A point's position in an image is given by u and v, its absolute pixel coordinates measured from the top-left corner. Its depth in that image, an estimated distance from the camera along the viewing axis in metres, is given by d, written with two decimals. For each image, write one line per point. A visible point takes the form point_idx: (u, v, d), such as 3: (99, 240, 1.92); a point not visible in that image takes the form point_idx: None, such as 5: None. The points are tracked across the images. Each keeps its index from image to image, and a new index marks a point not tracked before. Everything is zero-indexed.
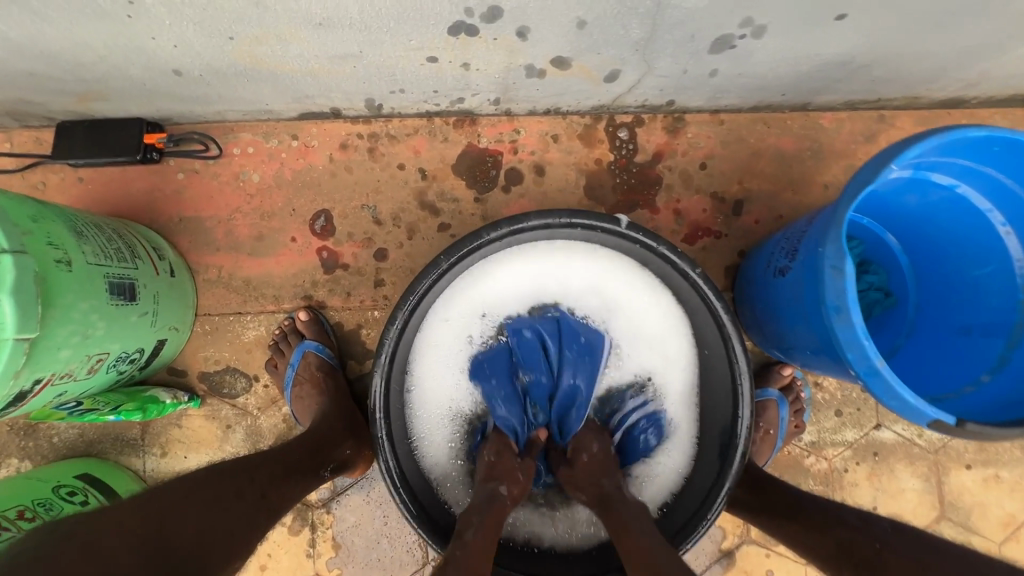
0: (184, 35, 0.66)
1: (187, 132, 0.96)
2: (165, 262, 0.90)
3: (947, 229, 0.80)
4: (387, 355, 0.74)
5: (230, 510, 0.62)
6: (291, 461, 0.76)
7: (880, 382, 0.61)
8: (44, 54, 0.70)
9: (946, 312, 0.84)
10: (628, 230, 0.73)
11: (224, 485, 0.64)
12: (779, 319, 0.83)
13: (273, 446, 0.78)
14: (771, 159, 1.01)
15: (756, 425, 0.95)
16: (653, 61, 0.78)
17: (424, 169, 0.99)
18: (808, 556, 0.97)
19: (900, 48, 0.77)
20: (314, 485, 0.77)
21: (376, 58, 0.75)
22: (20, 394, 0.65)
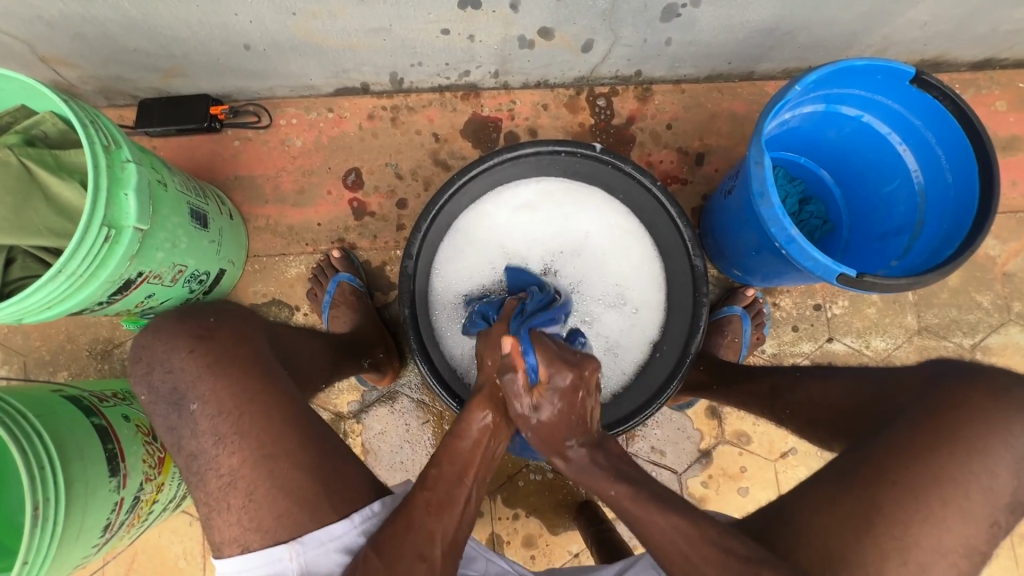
0: (259, 11, 0.88)
1: (243, 106, 1.17)
2: (227, 208, 1.09)
3: (862, 156, 0.99)
4: (412, 257, 0.91)
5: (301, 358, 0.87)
6: (341, 346, 0.99)
7: (797, 248, 0.79)
8: (148, 30, 0.91)
9: (870, 226, 1.02)
10: (602, 154, 0.93)
11: (299, 339, 0.91)
12: (730, 234, 1.02)
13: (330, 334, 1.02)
14: (726, 119, 1.22)
15: (722, 333, 1.12)
16: (618, 31, 1.00)
17: (437, 134, 1.19)
18: (776, 451, 1.12)
19: (812, 16, 0.98)
20: (353, 369, 1.00)
21: (401, 31, 0.96)
22: (126, 283, 0.83)
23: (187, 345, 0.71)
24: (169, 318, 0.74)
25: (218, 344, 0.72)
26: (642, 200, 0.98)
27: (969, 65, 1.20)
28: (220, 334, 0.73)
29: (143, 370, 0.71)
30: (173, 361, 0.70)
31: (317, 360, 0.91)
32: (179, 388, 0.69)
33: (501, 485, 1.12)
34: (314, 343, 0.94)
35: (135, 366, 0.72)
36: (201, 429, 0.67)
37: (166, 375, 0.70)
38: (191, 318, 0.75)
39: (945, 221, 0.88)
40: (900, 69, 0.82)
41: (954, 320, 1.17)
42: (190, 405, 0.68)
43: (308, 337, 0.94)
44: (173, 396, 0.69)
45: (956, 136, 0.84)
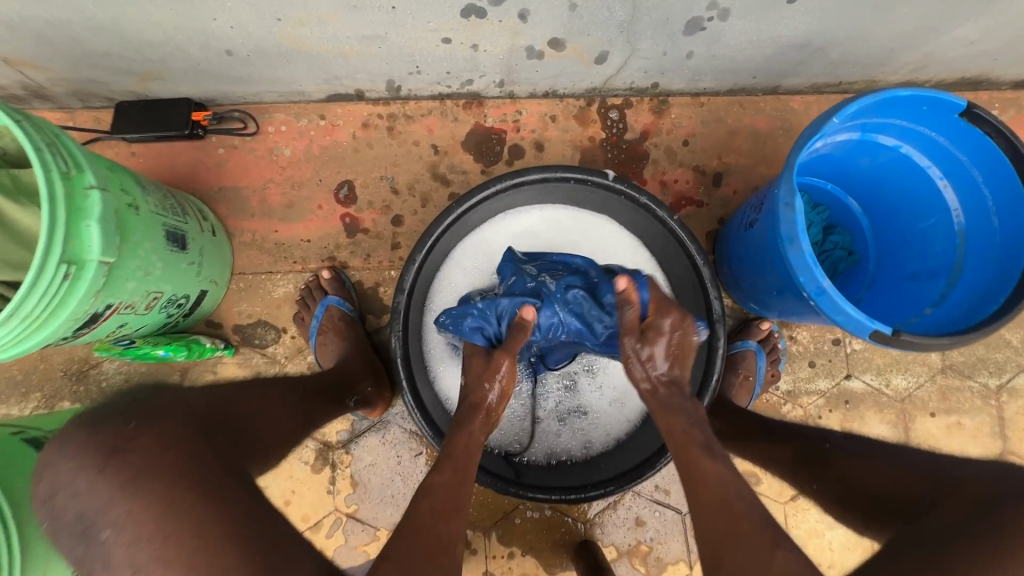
0: (240, 17, 0.79)
1: (228, 112, 1.09)
2: (209, 223, 1.02)
3: (896, 188, 0.91)
4: (405, 291, 0.84)
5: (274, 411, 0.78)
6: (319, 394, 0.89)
7: (827, 300, 0.71)
8: (119, 33, 0.83)
9: (900, 263, 0.95)
10: (614, 182, 0.86)
11: (265, 390, 0.82)
12: (750, 268, 0.94)
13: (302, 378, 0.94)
14: (747, 137, 1.13)
15: (736, 371, 1.05)
16: (636, 43, 0.91)
17: (437, 145, 1.11)
18: (786, 494, 1.06)
19: (850, 32, 0.89)
20: (336, 411, 0.91)
21: (398, 39, 0.87)
22: (94, 317, 0.76)
23: (98, 463, 0.53)
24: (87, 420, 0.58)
25: (161, 428, 0.59)
26: (657, 232, 0.91)
27: (1012, 83, 1.11)
28: (141, 445, 0.55)
29: (44, 495, 0.54)
30: (80, 483, 0.52)
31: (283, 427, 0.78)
32: (86, 516, 0.51)
33: (496, 522, 1.07)
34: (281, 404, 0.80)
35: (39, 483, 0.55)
36: (114, 563, 0.50)
37: (71, 500, 0.52)
38: (101, 426, 0.56)
39: (986, 268, 0.80)
40: (950, 102, 0.74)
41: (981, 358, 1.11)
42: (99, 533, 0.51)
43: (273, 400, 0.80)
44: (79, 524, 0.52)
45: (1007, 177, 0.76)
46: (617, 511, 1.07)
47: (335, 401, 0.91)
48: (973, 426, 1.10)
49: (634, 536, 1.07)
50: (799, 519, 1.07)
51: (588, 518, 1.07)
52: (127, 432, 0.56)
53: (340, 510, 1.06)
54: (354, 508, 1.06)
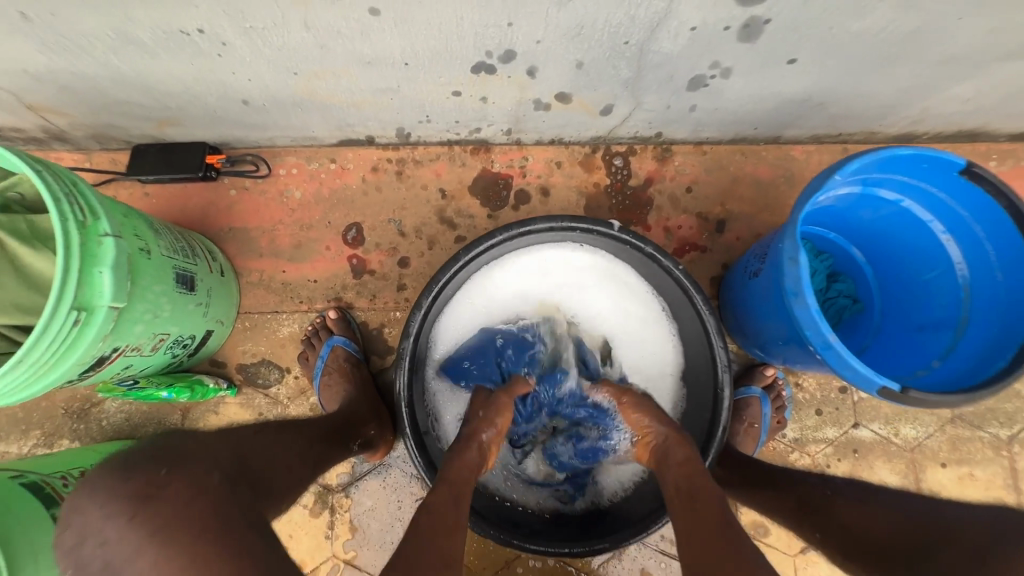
0: (259, 71, 0.82)
1: (241, 155, 1.12)
2: (218, 263, 1.03)
3: (898, 239, 0.92)
4: (411, 337, 0.85)
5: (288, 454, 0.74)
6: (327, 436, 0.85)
7: (834, 355, 0.72)
8: (141, 84, 0.85)
9: (904, 312, 0.95)
10: (620, 233, 0.87)
11: (280, 432, 0.78)
12: (755, 316, 0.94)
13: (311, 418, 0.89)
14: (749, 184, 1.15)
15: (740, 419, 1.05)
16: (640, 97, 0.93)
17: (444, 190, 1.13)
18: (795, 546, 1.04)
19: (849, 89, 0.92)
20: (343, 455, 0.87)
21: (410, 91, 0.90)
22: (100, 359, 0.77)
23: (127, 510, 0.50)
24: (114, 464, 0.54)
25: (179, 484, 0.54)
26: (664, 281, 0.91)
27: (1009, 136, 1.13)
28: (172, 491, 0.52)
29: (71, 542, 0.50)
30: (108, 531, 0.49)
31: (295, 473, 0.74)
32: (110, 568, 0.48)
33: (497, 571, 1.04)
34: (291, 451, 0.75)
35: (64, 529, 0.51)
36: None
37: (100, 550, 0.49)
38: (130, 472, 0.53)
39: (991, 322, 0.80)
40: (950, 161, 0.75)
41: (990, 408, 1.09)
42: None
43: (285, 443, 0.76)
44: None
45: (1009, 234, 0.77)
46: (622, 562, 1.05)
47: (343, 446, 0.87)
48: (985, 478, 1.08)
49: None
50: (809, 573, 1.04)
51: (592, 568, 1.05)
52: (158, 477, 0.53)
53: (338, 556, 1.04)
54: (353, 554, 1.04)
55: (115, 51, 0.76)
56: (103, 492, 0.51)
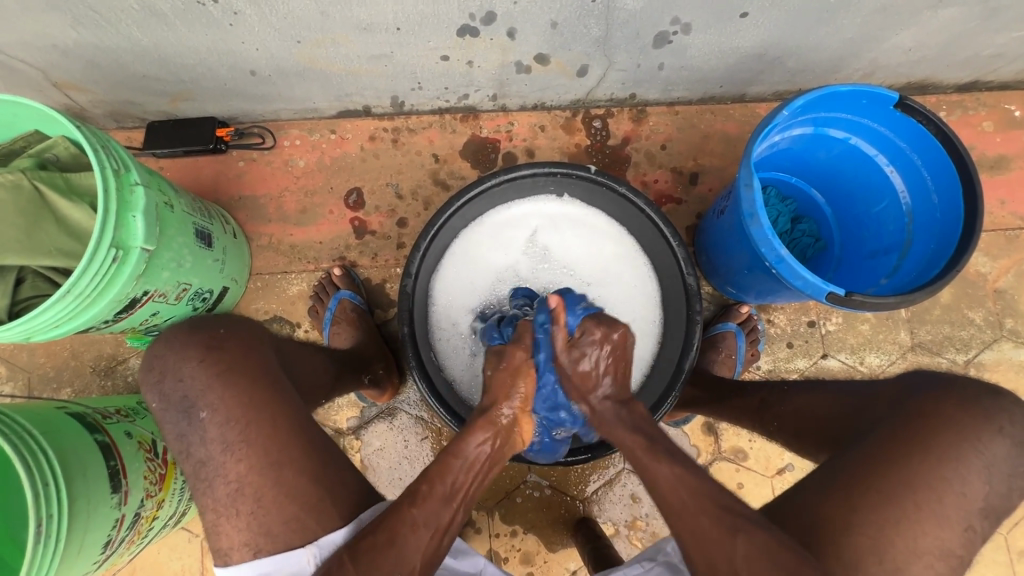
0: (266, 40, 0.91)
1: (247, 128, 1.21)
2: (231, 227, 1.12)
3: (851, 177, 1.02)
4: (412, 275, 0.94)
5: (311, 363, 0.93)
6: (344, 364, 1.01)
7: (787, 267, 0.81)
8: (158, 57, 0.94)
9: (861, 244, 1.04)
10: (596, 175, 0.96)
11: (308, 354, 0.94)
12: (723, 251, 1.03)
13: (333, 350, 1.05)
14: (719, 140, 1.24)
15: (717, 350, 1.14)
16: (612, 57, 1.03)
17: (437, 154, 1.22)
18: (772, 467, 1.13)
19: (800, 42, 1.01)
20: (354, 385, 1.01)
21: (402, 58, 1.00)
22: (132, 302, 0.85)
23: (198, 355, 0.73)
24: (184, 327, 0.76)
25: (227, 354, 0.73)
26: (637, 220, 1.00)
27: (955, 87, 1.23)
28: (231, 346, 0.74)
29: (155, 377, 0.73)
30: (185, 369, 0.72)
31: (319, 379, 0.92)
32: (190, 396, 0.71)
33: (498, 502, 1.13)
34: (316, 359, 0.96)
35: (151, 375, 0.73)
36: (209, 436, 0.69)
37: (178, 383, 0.71)
38: (200, 329, 0.76)
39: (932, 240, 0.90)
40: (884, 95, 0.85)
41: (948, 337, 1.19)
42: (199, 414, 0.70)
43: (310, 363, 0.93)
44: (183, 404, 0.71)
45: (941, 160, 0.87)
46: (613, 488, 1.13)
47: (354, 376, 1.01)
48: None
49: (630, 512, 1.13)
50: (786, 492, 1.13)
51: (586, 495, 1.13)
52: (219, 335, 0.76)
53: None
54: None
55: (138, 24, 0.86)
56: (188, 343, 0.74)
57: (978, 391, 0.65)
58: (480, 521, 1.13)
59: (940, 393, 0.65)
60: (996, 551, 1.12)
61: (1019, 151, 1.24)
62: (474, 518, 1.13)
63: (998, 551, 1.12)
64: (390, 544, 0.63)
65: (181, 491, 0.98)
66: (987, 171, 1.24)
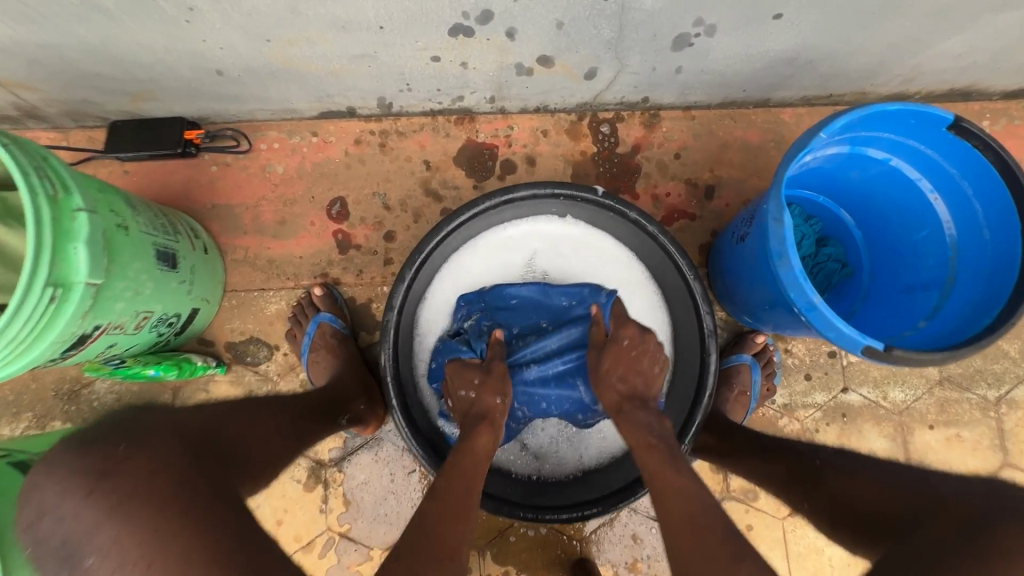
0: (230, 38, 0.80)
1: (220, 130, 1.10)
2: (201, 241, 1.02)
3: (888, 200, 0.91)
4: (396, 308, 0.84)
5: (260, 431, 0.77)
6: (306, 413, 0.87)
7: (819, 317, 0.71)
8: (108, 56, 0.83)
9: (894, 275, 0.95)
10: (603, 198, 0.85)
11: (252, 420, 0.77)
12: (742, 282, 0.93)
13: (288, 400, 0.89)
14: (738, 149, 1.13)
15: (730, 386, 1.05)
16: (624, 59, 0.91)
17: (428, 161, 1.11)
18: (784, 510, 1.05)
19: (838, 46, 0.90)
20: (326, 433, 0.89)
21: (388, 58, 0.88)
22: (81, 338, 0.76)
23: (85, 486, 0.52)
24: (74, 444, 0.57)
25: (125, 479, 0.53)
26: (646, 247, 0.90)
27: (1002, 94, 1.11)
28: (129, 467, 0.55)
29: (29, 517, 0.53)
30: (65, 507, 0.52)
31: (274, 445, 0.77)
32: (70, 542, 0.51)
33: (490, 540, 1.06)
34: (269, 421, 0.80)
35: (23, 509, 0.54)
36: None
37: (57, 525, 0.51)
38: (91, 449, 0.56)
39: (979, 281, 0.80)
40: (938, 115, 0.73)
41: (979, 370, 1.10)
42: (85, 561, 0.50)
43: (258, 431, 0.76)
44: (63, 548, 0.51)
45: (998, 191, 0.76)
46: (613, 528, 1.06)
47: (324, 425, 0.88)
48: (972, 438, 1.08)
49: (630, 553, 1.05)
50: (798, 536, 1.05)
51: (584, 535, 1.06)
52: (117, 453, 0.56)
53: (332, 529, 1.05)
54: (347, 527, 1.05)
55: (80, 20, 0.74)
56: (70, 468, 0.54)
57: None
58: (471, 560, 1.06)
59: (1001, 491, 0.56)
60: None
61: None
62: None
63: None
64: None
65: None
66: None
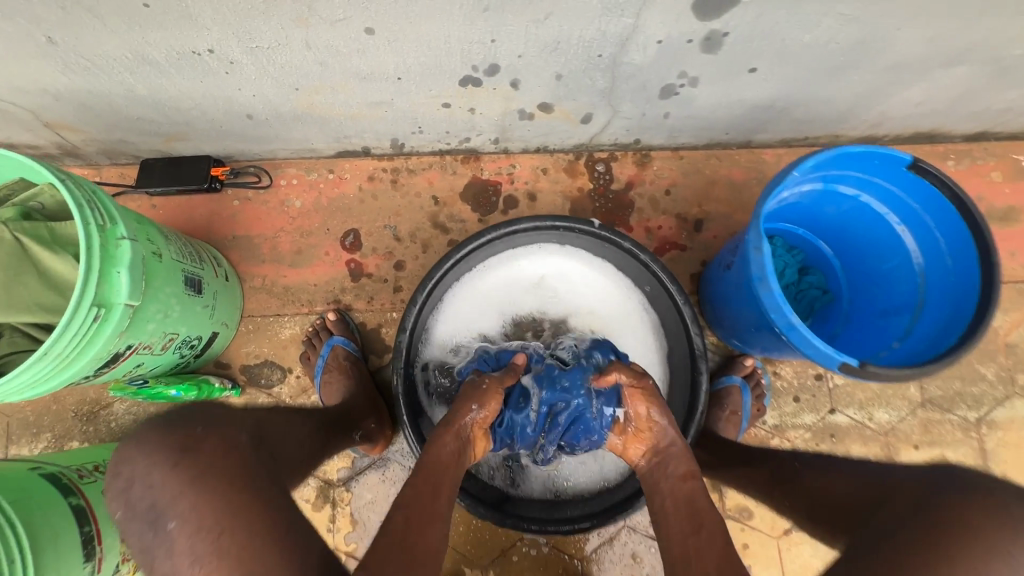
0: (262, 87, 0.89)
1: (244, 167, 1.18)
2: (223, 269, 1.09)
3: (861, 231, 0.99)
4: (407, 331, 0.90)
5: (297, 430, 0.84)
6: (331, 424, 0.92)
7: (798, 335, 0.78)
8: (151, 101, 0.92)
9: (870, 300, 1.02)
10: (600, 229, 0.93)
11: (292, 421, 0.85)
12: (729, 306, 1.01)
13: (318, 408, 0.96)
14: (724, 186, 1.22)
15: (722, 407, 1.09)
16: (617, 106, 1.01)
17: (437, 196, 1.19)
18: (779, 528, 1.08)
19: (808, 95, 1.00)
20: (346, 444, 0.94)
21: (403, 104, 0.97)
22: (115, 356, 0.82)
23: (170, 459, 0.56)
24: (149, 428, 0.60)
25: (205, 456, 0.58)
26: (643, 276, 0.97)
27: (963, 137, 1.22)
28: (206, 447, 0.59)
29: (120, 485, 0.56)
30: (155, 475, 0.55)
31: (306, 448, 0.82)
32: (157, 504, 0.54)
33: (493, 560, 1.08)
34: (302, 421, 0.87)
35: (113, 478, 0.57)
36: (177, 550, 0.52)
37: (146, 491, 0.55)
38: (173, 429, 0.60)
39: (944, 304, 0.87)
40: (897, 156, 0.82)
41: (959, 392, 1.15)
42: (167, 523, 0.53)
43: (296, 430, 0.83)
44: (149, 512, 0.54)
45: (955, 223, 0.84)
46: (613, 547, 1.09)
47: (345, 435, 0.94)
48: (956, 458, 1.13)
49: (630, 572, 1.08)
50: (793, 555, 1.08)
51: (585, 555, 1.09)
52: (195, 435, 0.60)
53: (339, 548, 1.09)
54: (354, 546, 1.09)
55: (131, 71, 0.83)
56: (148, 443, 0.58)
57: None
58: None
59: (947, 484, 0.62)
60: None
61: None
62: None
63: None
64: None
65: None
66: (996, 222, 1.21)
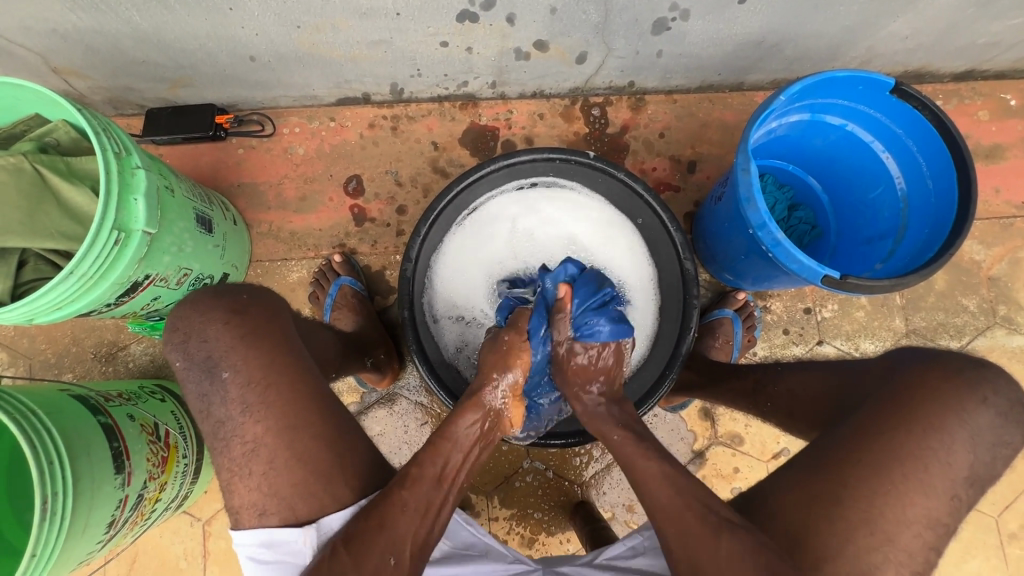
0: (264, 24, 0.91)
1: (247, 115, 1.21)
2: (231, 213, 1.12)
3: (847, 163, 1.03)
4: (411, 258, 0.95)
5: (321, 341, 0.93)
6: (348, 346, 1.00)
7: (783, 250, 0.82)
8: (157, 42, 0.94)
9: (857, 231, 1.06)
10: (594, 160, 0.97)
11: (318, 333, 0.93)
12: (720, 238, 1.04)
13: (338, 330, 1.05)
14: (717, 128, 1.25)
15: (714, 336, 1.15)
16: (610, 43, 1.03)
17: (436, 142, 1.22)
18: (768, 452, 1.14)
19: (796, 29, 1.02)
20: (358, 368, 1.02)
21: (402, 43, 1.00)
22: (134, 286, 0.85)
23: (224, 317, 0.72)
24: (207, 292, 0.75)
25: (252, 319, 0.73)
26: (635, 207, 1.00)
27: (952, 76, 1.24)
28: (250, 316, 0.73)
29: (179, 338, 0.71)
30: (210, 331, 0.71)
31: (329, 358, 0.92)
32: (213, 356, 0.70)
33: (498, 486, 1.14)
34: (327, 338, 0.95)
35: (172, 333, 0.72)
36: (230, 398, 0.68)
37: (201, 344, 0.70)
38: (224, 294, 0.75)
39: (926, 225, 0.92)
40: (880, 80, 0.85)
41: (942, 323, 1.20)
42: (222, 374, 0.69)
43: (320, 343, 0.92)
44: (206, 363, 0.70)
45: (935, 145, 0.88)
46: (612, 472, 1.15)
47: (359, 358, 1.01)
48: None
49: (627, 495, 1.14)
50: None
51: (584, 480, 1.15)
52: (242, 301, 0.74)
53: None
54: None
55: (137, 8, 0.86)
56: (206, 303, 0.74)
57: (960, 364, 0.66)
58: (480, 504, 1.14)
59: (923, 367, 0.67)
60: (984, 532, 1.14)
61: (1015, 139, 1.25)
62: (474, 501, 1.14)
63: (986, 534, 1.14)
64: (392, 516, 0.65)
65: (183, 474, 0.99)
66: (983, 159, 1.25)
